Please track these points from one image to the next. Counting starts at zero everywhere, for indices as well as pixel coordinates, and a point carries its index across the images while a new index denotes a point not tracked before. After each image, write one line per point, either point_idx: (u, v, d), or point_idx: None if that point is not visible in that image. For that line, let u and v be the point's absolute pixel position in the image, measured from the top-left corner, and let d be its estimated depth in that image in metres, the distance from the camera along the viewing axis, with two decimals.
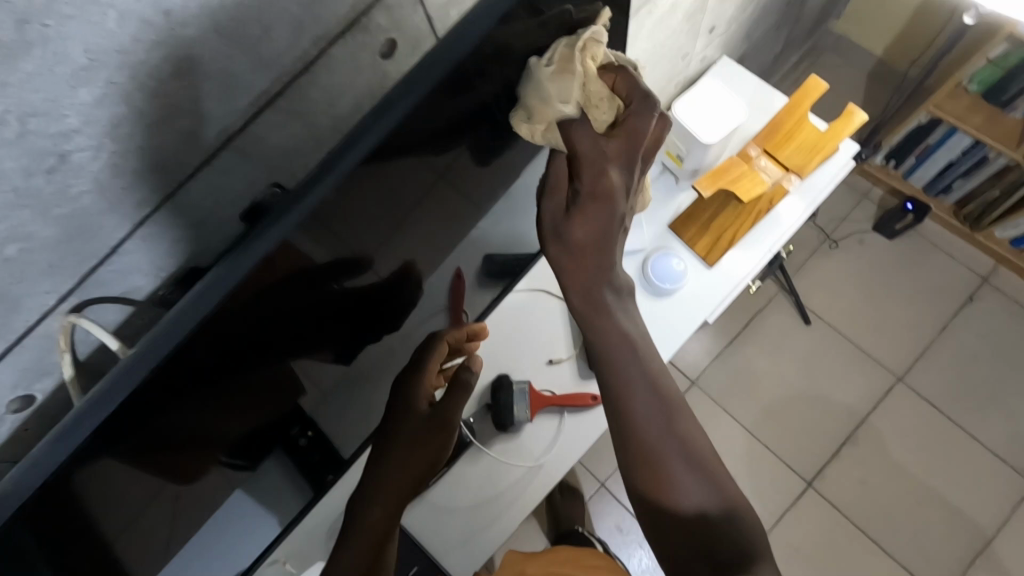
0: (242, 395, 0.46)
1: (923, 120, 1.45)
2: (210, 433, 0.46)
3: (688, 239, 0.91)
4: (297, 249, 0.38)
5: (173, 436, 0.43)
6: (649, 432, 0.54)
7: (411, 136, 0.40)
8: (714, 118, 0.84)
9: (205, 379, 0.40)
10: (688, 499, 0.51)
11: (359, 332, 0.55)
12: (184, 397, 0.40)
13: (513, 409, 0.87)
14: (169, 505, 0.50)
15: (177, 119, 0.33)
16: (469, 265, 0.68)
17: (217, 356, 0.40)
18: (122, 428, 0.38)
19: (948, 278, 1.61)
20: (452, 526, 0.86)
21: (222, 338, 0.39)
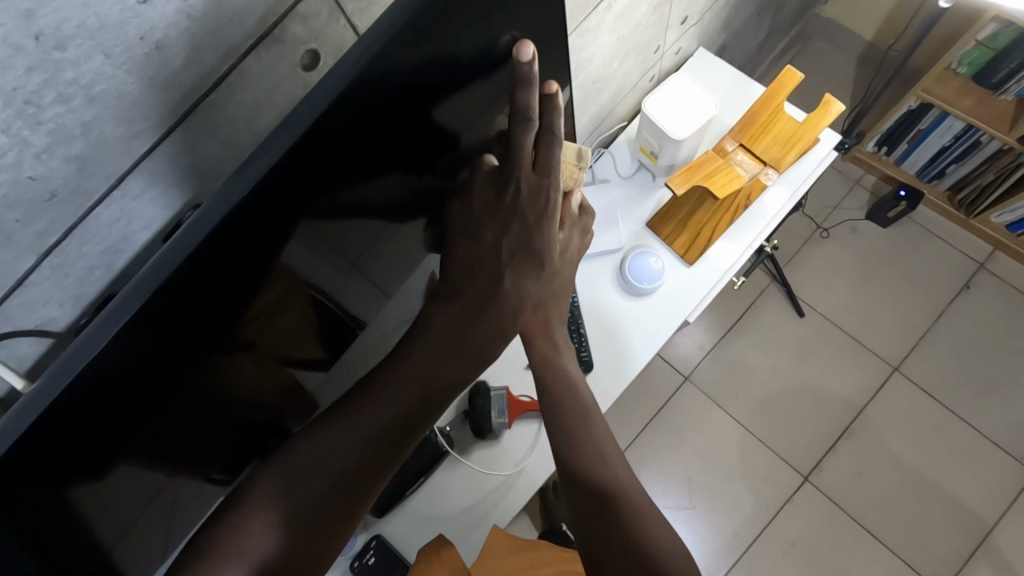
0: (221, 384, 0.43)
1: (913, 106, 1.41)
2: (187, 430, 0.43)
3: (666, 237, 0.89)
4: (273, 201, 0.36)
5: (152, 423, 0.39)
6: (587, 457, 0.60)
7: (353, 133, 0.38)
8: (685, 113, 0.81)
9: (183, 356, 0.37)
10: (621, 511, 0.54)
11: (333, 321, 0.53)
12: (152, 384, 0.36)
13: (490, 417, 0.86)
14: (155, 524, 0.48)
15: (69, 144, 0.32)
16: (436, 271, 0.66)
17: (185, 337, 0.36)
18: (85, 419, 0.33)
19: (943, 265, 1.58)
20: (431, 537, 0.85)
21: (197, 301, 0.35)
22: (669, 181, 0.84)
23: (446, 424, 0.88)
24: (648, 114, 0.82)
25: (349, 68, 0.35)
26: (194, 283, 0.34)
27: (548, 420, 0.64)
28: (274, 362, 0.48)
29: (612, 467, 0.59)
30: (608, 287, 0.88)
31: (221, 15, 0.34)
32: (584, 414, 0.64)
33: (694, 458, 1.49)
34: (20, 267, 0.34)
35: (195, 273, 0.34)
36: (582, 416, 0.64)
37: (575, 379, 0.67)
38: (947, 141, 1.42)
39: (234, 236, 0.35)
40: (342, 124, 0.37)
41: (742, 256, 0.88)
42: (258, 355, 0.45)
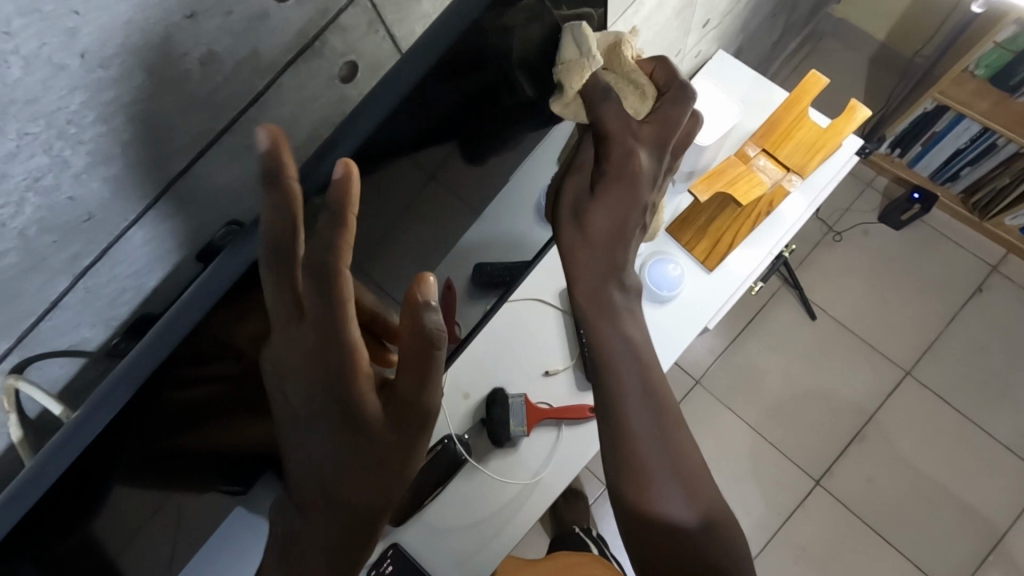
0: (245, 416, 0.43)
1: (928, 108, 1.40)
2: (208, 456, 0.44)
3: (685, 243, 0.88)
4: (290, 256, 0.34)
5: (171, 463, 0.39)
6: (641, 441, 0.51)
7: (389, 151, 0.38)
8: (708, 119, 0.80)
9: (197, 403, 0.37)
10: (670, 509, 0.50)
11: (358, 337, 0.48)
12: (176, 427, 0.37)
13: (509, 424, 0.85)
14: (179, 525, 0.49)
15: (107, 165, 0.31)
16: (461, 277, 0.65)
17: (209, 382, 0.37)
18: (109, 464, 0.34)
19: (956, 268, 1.57)
20: (449, 547, 0.84)
21: (210, 352, 0.35)
22: (691, 187, 0.83)
23: (463, 433, 0.87)
24: None
25: (390, 84, 0.34)
26: (216, 334, 0.35)
27: (612, 445, 0.52)
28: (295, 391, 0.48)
29: (696, 494, 0.51)
30: None
31: (264, 29, 0.32)
32: (653, 434, 0.52)
33: (704, 463, 1.48)
34: (54, 288, 0.33)
35: (216, 324, 0.34)
36: (636, 390, 0.52)
37: (632, 392, 0.52)
38: (962, 144, 1.41)
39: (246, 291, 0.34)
40: (377, 145, 0.36)
41: (762, 262, 0.87)
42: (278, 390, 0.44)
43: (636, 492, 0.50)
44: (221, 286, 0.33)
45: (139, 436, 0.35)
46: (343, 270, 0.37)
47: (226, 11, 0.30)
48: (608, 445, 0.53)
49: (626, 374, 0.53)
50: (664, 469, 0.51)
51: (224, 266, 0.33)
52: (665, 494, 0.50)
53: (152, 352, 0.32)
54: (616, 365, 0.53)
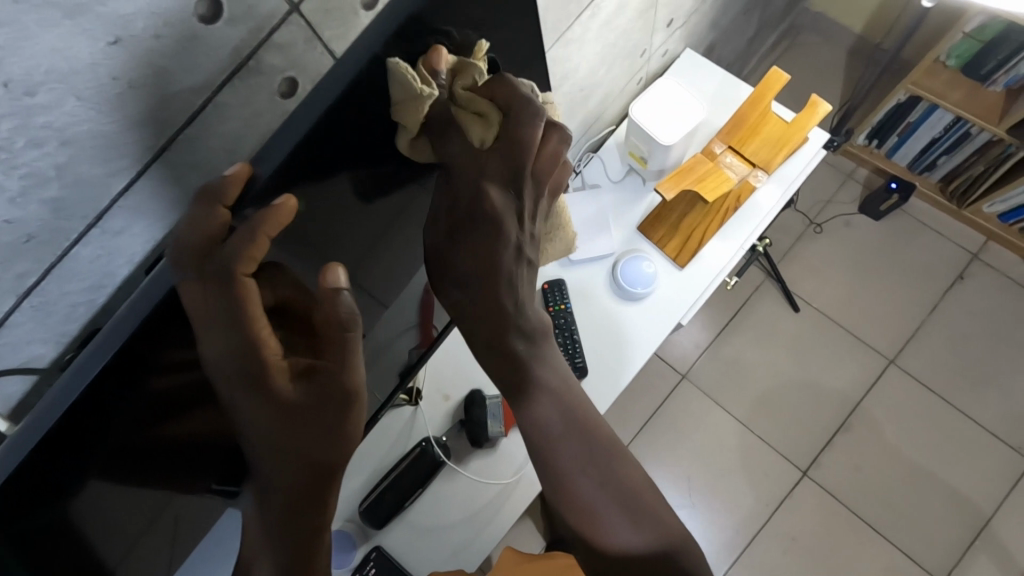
0: (198, 446, 0.43)
1: (902, 100, 1.41)
2: (183, 459, 0.42)
3: (657, 240, 0.90)
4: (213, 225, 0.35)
5: (144, 459, 0.39)
6: (582, 485, 0.55)
7: (328, 162, 0.38)
8: (671, 117, 0.80)
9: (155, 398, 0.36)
10: (624, 541, 0.53)
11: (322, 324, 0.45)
12: (117, 462, 0.37)
13: (487, 425, 0.86)
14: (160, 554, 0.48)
15: (44, 187, 0.31)
16: (434, 278, 0.64)
17: (165, 384, 0.36)
18: (55, 484, 0.34)
19: (937, 256, 1.58)
20: (430, 548, 0.85)
21: (168, 335, 0.35)
22: (658, 186, 0.84)
23: (442, 435, 0.88)
24: (635, 119, 0.80)
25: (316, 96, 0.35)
26: (153, 353, 0.35)
27: (552, 490, 0.56)
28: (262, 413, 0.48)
29: (653, 530, 0.55)
30: (602, 292, 0.90)
31: (195, 49, 0.34)
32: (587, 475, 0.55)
33: (693, 456, 1.49)
34: (1, 307, 0.33)
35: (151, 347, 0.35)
36: (560, 446, 0.56)
37: (559, 432, 0.56)
38: (937, 132, 1.42)
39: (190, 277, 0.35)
40: (310, 160, 0.37)
41: (733, 257, 0.88)
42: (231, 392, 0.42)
43: (584, 528, 0.54)
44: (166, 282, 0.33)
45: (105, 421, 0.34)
46: (242, 279, 0.37)
47: (153, 34, 0.31)
48: (553, 496, 0.56)
49: (556, 425, 0.56)
50: (609, 504, 0.54)
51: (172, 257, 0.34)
52: (612, 523, 0.54)
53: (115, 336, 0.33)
54: (543, 406, 0.56)
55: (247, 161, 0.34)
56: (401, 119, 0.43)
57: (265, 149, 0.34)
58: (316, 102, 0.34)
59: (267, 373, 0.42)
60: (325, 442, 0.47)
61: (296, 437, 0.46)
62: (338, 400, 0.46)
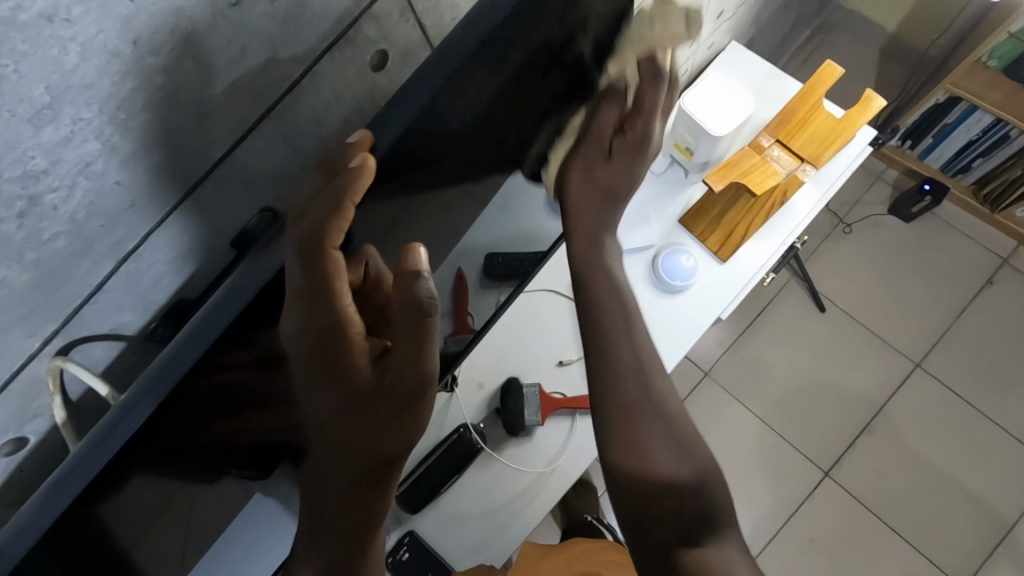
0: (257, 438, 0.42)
1: (940, 100, 1.39)
2: (239, 450, 0.42)
3: (698, 234, 0.89)
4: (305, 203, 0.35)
5: (205, 451, 0.38)
6: (625, 399, 0.54)
7: (428, 137, 0.39)
8: (725, 108, 0.78)
9: (230, 389, 0.36)
10: (662, 463, 0.51)
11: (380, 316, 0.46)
12: (186, 451, 0.36)
13: (524, 414, 0.86)
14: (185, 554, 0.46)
15: (152, 151, 0.31)
16: (471, 265, 0.63)
17: (242, 374, 0.36)
18: (146, 466, 0.34)
19: (967, 260, 1.56)
20: (464, 534, 0.85)
21: (253, 328, 0.35)
22: (705, 179, 0.83)
23: (478, 422, 0.88)
24: (686, 109, 0.78)
25: (428, 71, 0.35)
26: (238, 343, 0.34)
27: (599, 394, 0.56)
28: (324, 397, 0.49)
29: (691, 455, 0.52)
30: (641, 284, 0.89)
31: (303, 18, 0.33)
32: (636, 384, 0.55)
33: (714, 452, 1.49)
34: (97, 273, 0.33)
35: (240, 337, 0.34)
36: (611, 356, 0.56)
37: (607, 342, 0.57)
38: (974, 134, 1.40)
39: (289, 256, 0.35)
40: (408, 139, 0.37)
41: (773, 255, 0.88)
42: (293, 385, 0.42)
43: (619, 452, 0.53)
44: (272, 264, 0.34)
45: (186, 412, 0.34)
46: (332, 250, 0.36)
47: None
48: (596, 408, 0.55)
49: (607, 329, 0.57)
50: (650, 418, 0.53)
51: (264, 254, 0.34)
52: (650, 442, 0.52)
53: (208, 325, 0.32)
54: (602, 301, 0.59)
55: (369, 128, 0.35)
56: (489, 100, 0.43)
57: (386, 116, 0.35)
58: (427, 78, 0.35)
59: (349, 350, 0.42)
60: (376, 439, 0.48)
61: (344, 438, 0.47)
62: (403, 392, 0.46)
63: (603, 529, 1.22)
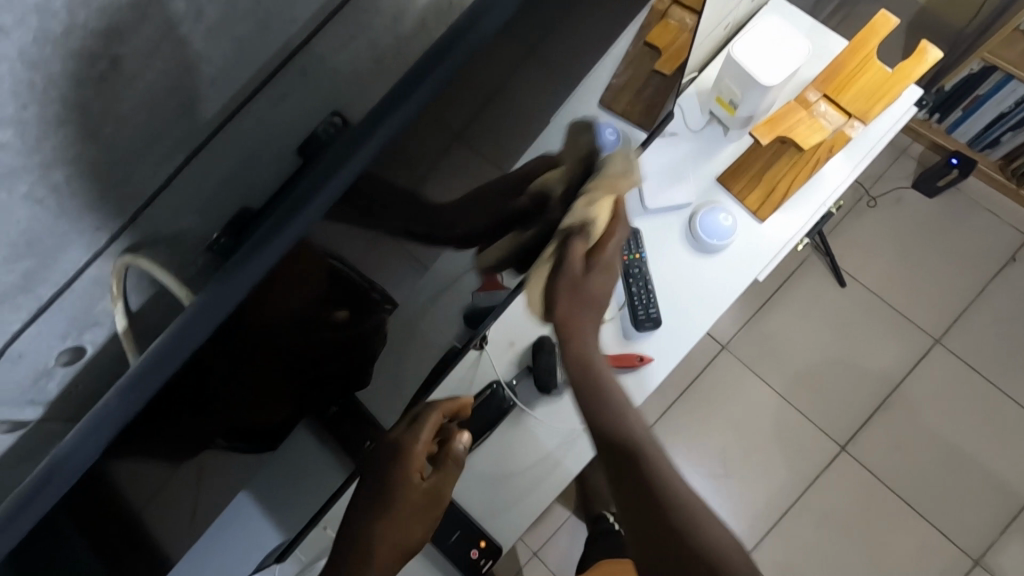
0: (239, 419, 0.40)
1: (975, 70, 1.36)
2: (221, 434, 0.40)
3: (737, 192, 0.87)
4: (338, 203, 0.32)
5: (188, 438, 0.36)
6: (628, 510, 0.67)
7: (421, 133, 0.35)
8: (778, 55, 0.75)
9: (216, 378, 0.33)
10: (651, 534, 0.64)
11: (367, 280, 0.41)
12: (170, 442, 0.34)
13: (556, 371, 0.85)
14: (180, 531, 0.45)
15: (232, 27, 0.31)
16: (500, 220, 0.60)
17: (227, 363, 0.33)
18: (139, 449, 0.32)
19: (990, 237, 1.55)
20: (493, 491, 0.84)
21: (242, 324, 0.31)
22: (752, 132, 0.80)
23: (509, 378, 0.87)
24: (735, 57, 0.75)
25: (427, 59, 0.32)
26: (228, 341, 0.32)
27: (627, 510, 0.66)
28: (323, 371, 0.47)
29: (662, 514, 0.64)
30: (677, 242, 0.88)
31: None
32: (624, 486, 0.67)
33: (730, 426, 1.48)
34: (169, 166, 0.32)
35: (230, 334, 0.31)
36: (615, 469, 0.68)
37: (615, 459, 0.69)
38: (1007, 107, 1.37)
39: (290, 262, 0.31)
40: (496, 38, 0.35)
41: (810, 219, 0.87)
42: (277, 366, 0.39)
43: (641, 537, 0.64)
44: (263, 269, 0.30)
45: (171, 410, 0.31)
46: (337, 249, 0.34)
47: None
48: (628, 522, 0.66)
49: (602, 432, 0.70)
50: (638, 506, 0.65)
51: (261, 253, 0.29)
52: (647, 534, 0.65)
53: (194, 329, 0.29)
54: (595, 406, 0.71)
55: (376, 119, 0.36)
56: (496, 69, 0.39)
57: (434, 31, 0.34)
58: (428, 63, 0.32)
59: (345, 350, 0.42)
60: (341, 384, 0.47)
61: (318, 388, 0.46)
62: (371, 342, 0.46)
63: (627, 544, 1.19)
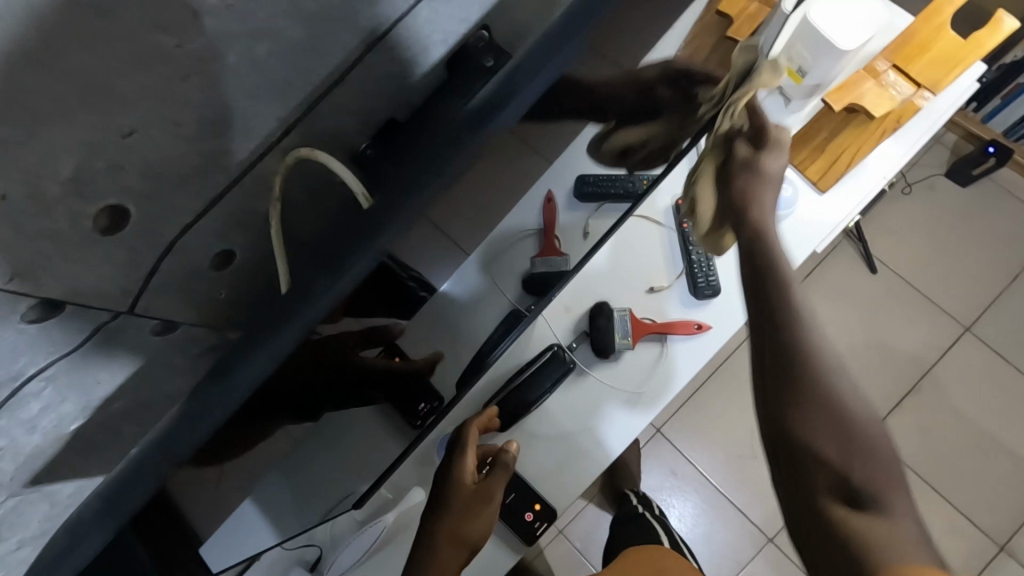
0: (286, 414, 0.42)
1: (1019, 57, 1.35)
2: (269, 427, 0.41)
3: (799, 162, 0.87)
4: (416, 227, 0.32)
5: (244, 438, 0.38)
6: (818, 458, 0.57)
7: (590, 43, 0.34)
8: (854, 19, 0.75)
9: (274, 394, 0.35)
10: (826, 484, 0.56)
11: (416, 280, 0.42)
12: (231, 444, 0.36)
13: (615, 336, 0.84)
14: (255, 469, 0.46)
15: None
16: (561, 186, 0.58)
17: (284, 381, 0.35)
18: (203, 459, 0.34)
19: (1022, 227, 1.55)
20: (547, 454, 0.85)
21: (307, 348, 0.33)
22: (825, 100, 0.81)
23: (570, 341, 0.87)
24: (813, 20, 0.74)
25: (524, 66, 0.31)
26: (293, 364, 0.33)
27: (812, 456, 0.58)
28: (363, 365, 0.47)
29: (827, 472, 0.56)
30: None
31: None
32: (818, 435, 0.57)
33: None
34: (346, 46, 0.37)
35: (293, 361, 0.33)
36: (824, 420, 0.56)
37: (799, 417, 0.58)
38: None
39: (358, 290, 0.32)
40: None
41: (872, 191, 0.86)
42: (329, 368, 0.40)
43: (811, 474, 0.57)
44: (332, 302, 0.31)
45: (236, 424, 0.33)
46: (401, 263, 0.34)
47: None
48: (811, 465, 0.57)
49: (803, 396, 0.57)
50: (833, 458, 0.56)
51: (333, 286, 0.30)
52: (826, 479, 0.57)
53: (265, 359, 0.30)
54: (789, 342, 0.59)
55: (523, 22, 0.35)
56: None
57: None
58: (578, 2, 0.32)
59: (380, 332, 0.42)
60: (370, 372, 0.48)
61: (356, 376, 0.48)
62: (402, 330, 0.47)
63: (655, 523, 1.17)
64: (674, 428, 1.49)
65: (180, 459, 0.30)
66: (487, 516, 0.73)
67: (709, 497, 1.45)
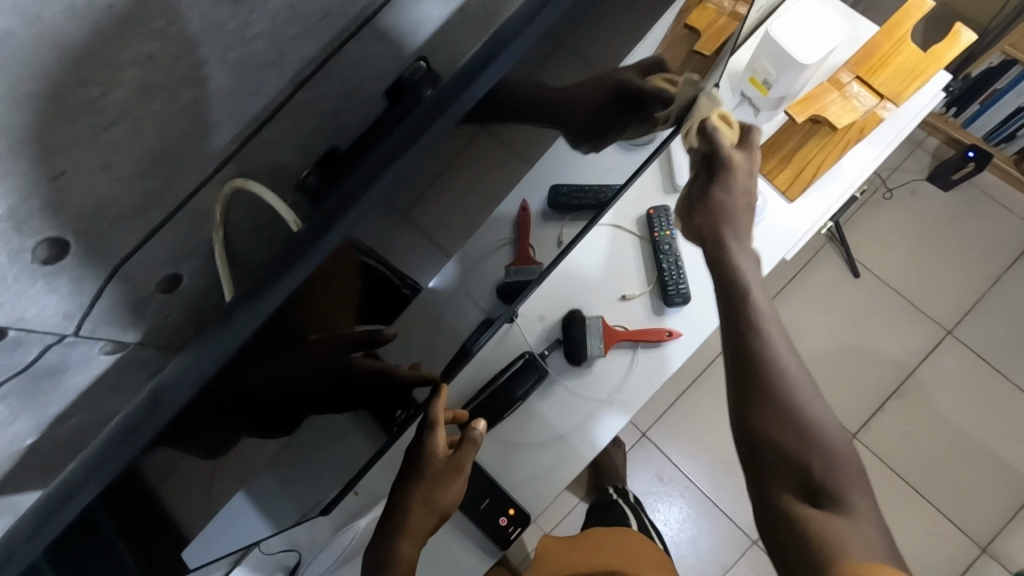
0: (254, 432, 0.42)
1: (994, 63, 1.37)
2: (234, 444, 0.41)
3: (767, 172, 0.89)
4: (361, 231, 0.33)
5: (204, 451, 0.38)
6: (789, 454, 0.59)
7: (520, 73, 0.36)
8: (814, 35, 0.77)
9: (229, 403, 0.35)
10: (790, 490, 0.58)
11: (379, 290, 0.42)
12: (188, 455, 0.36)
13: (587, 344, 0.86)
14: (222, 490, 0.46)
15: None
16: (533, 198, 0.59)
17: (242, 387, 0.35)
18: (152, 468, 0.34)
19: (1003, 231, 1.57)
20: (522, 460, 0.86)
21: (258, 349, 0.33)
22: (787, 111, 0.82)
23: (542, 349, 0.88)
24: (773, 36, 0.77)
25: (447, 102, 0.32)
26: (245, 365, 0.34)
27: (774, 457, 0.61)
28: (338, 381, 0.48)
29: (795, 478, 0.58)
30: None
31: None
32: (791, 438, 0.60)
33: None
34: None
35: (243, 361, 0.33)
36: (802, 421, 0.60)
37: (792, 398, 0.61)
38: None
39: (304, 290, 0.33)
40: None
41: (838, 201, 0.88)
42: (294, 381, 0.40)
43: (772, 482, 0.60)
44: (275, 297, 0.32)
45: (187, 430, 0.33)
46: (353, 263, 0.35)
47: None
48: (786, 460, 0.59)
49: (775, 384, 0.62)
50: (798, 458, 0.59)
51: (279, 284, 0.31)
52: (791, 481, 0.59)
53: (209, 356, 0.31)
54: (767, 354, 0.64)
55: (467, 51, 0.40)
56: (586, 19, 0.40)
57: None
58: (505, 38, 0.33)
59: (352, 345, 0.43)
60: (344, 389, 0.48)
61: (329, 394, 0.47)
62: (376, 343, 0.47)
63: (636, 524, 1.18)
64: (659, 432, 1.51)
65: (125, 458, 0.31)
66: (458, 486, 0.75)
67: (695, 501, 1.46)
